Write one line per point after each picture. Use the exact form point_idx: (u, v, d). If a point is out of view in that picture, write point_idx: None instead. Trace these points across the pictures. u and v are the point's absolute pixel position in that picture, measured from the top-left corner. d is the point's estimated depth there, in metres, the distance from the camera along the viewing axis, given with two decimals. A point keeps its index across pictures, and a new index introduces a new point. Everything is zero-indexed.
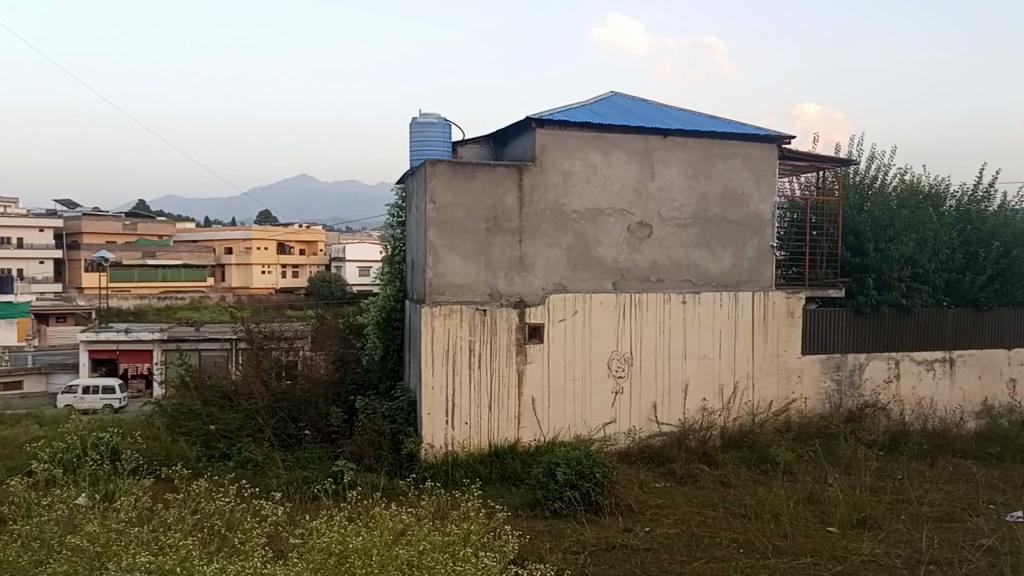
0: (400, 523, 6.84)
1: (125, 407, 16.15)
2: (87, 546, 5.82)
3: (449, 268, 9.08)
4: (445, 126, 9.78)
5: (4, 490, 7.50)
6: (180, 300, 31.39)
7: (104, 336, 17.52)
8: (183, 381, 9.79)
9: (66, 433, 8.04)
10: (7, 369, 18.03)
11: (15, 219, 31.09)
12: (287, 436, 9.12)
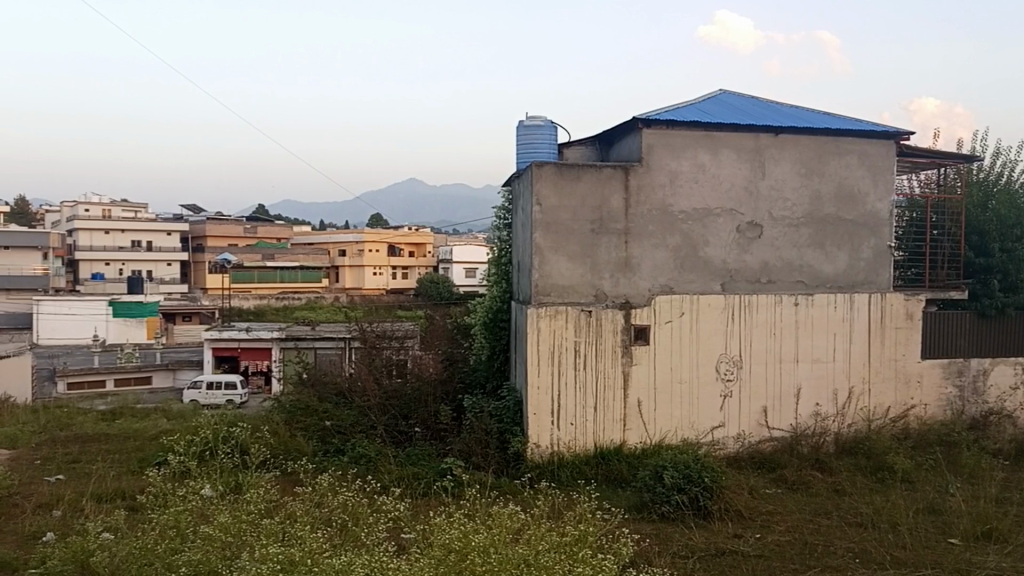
0: (517, 521, 6.63)
1: (246, 402, 16.77)
2: (220, 536, 5.96)
3: (555, 269, 9.10)
4: (550, 129, 9.83)
5: (141, 480, 7.88)
6: (299, 300, 32.49)
7: (227, 335, 18.30)
8: (300, 378, 10.17)
9: (199, 427, 8.32)
10: (139, 366, 19.07)
11: (147, 224, 32.95)
12: (398, 433, 9.32)
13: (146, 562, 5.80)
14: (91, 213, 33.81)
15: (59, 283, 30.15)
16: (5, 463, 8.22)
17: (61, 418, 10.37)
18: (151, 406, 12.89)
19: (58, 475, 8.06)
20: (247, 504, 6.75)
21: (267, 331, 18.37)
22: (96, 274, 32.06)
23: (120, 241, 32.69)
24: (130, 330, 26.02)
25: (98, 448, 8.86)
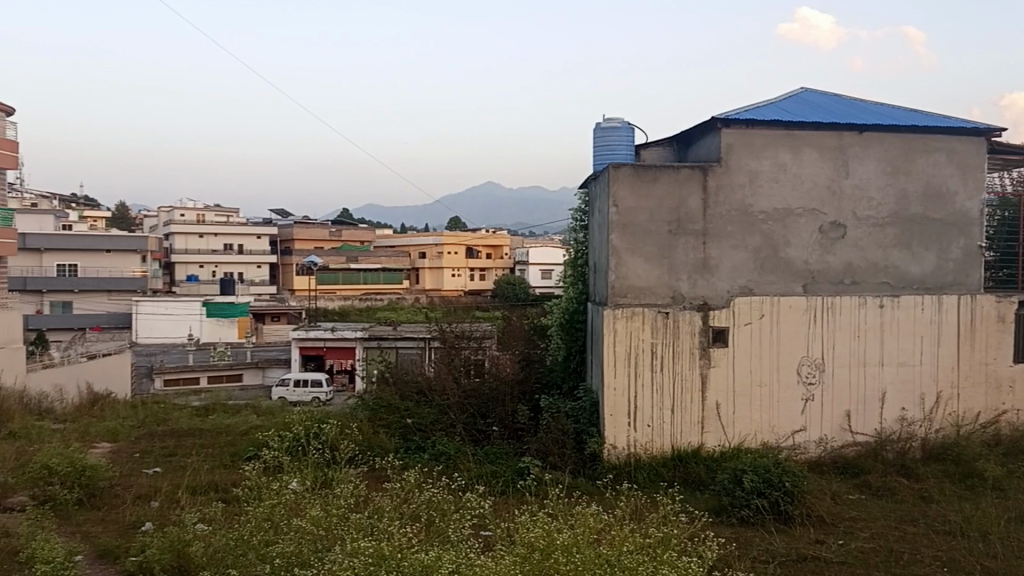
0: (599, 524, 6.13)
1: (332, 400, 17.15)
2: (313, 529, 5.84)
3: (632, 271, 9.08)
4: (628, 129, 9.84)
5: (236, 474, 8.12)
6: (382, 301, 33.36)
7: (313, 335, 18.77)
8: (382, 376, 10.42)
9: (290, 424, 8.57)
10: (231, 363, 19.82)
11: (240, 228, 34.09)
12: (477, 432, 9.47)
13: (240, 552, 5.74)
14: (185, 217, 35.43)
15: (161, 283, 30.94)
16: (109, 455, 8.63)
17: (159, 413, 10.85)
18: (241, 402, 13.29)
19: (156, 467, 8.38)
20: (337, 499, 6.63)
21: (351, 331, 18.80)
22: (190, 275, 33.15)
23: (213, 245, 33.89)
24: (222, 330, 26.91)
25: (192, 442, 9.21)
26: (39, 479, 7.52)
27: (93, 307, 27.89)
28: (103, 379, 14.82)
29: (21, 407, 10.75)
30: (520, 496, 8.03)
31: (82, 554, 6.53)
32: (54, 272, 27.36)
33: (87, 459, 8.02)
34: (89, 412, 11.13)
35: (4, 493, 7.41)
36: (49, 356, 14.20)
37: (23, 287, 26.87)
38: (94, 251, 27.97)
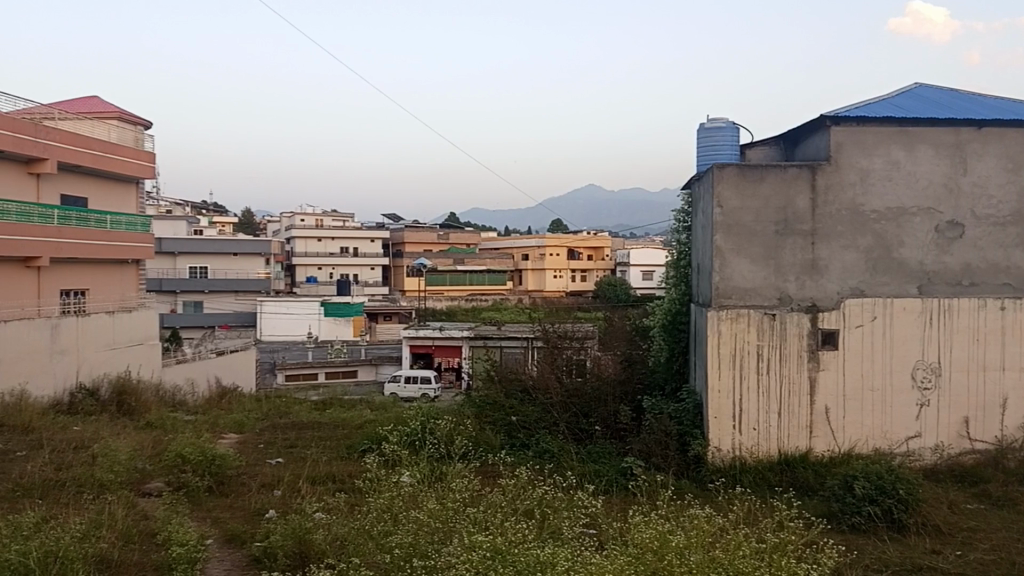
0: (709, 527, 5.98)
1: (440, 396, 17.63)
2: (428, 521, 5.57)
3: (737, 272, 9.01)
4: (732, 129, 9.79)
5: (357, 464, 8.46)
6: (487, 302, 34.12)
7: (422, 334, 19.65)
8: (488, 374, 10.70)
9: (406, 419, 8.90)
10: (347, 361, 20.84)
11: (356, 232, 35.45)
12: (580, 431, 9.60)
13: (361, 541, 5.51)
14: (305, 222, 37.13)
15: (280, 284, 32.77)
16: (237, 446, 9.15)
17: (281, 406, 11.47)
18: (355, 397, 13.86)
19: (278, 457, 8.74)
20: (452, 492, 6.73)
21: (458, 330, 19.47)
22: (309, 277, 34.65)
23: (329, 248, 35.32)
24: (339, 329, 28.19)
25: (311, 435, 9.66)
26: (173, 467, 7.73)
27: (222, 306, 29.26)
28: (231, 374, 15.92)
29: (158, 399, 11.62)
30: (623, 496, 8.16)
31: (211, 538, 6.52)
32: (185, 274, 28.89)
33: (218, 449, 8.42)
34: (218, 405, 11.92)
35: (143, 479, 7.70)
36: (182, 352, 15.11)
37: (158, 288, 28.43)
38: (223, 254, 29.44)
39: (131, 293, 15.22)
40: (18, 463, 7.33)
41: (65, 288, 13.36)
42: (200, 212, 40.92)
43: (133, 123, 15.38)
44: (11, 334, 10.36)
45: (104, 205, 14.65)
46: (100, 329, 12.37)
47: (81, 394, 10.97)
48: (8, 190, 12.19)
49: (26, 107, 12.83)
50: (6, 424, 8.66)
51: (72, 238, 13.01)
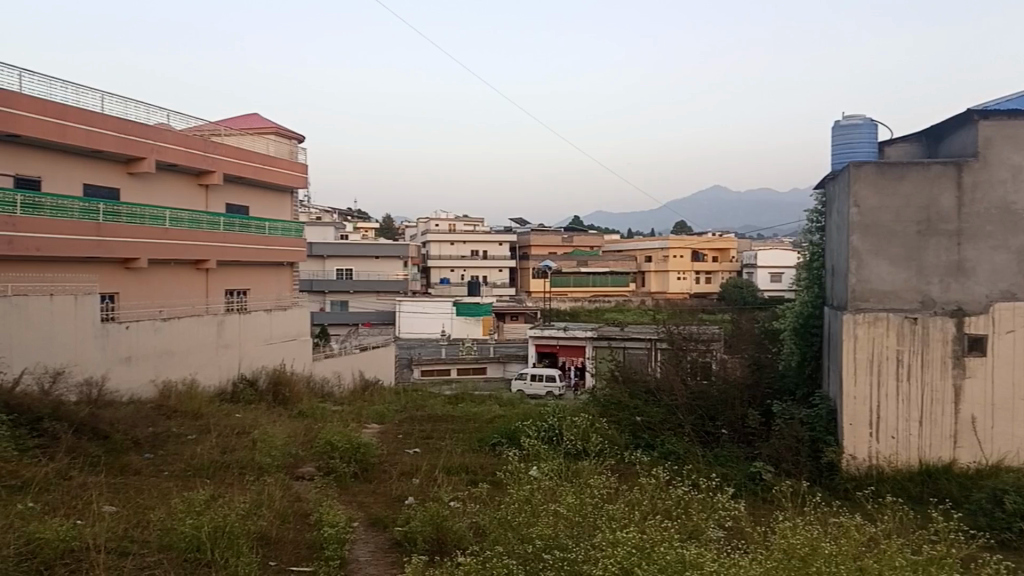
0: (860, 535, 5.66)
1: (564, 395, 17.94)
2: (570, 516, 5.36)
3: (875, 274, 8.73)
4: (870, 127, 9.50)
5: (493, 457, 8.79)
6: (611, 303, 34.13)
7: (547, 334, 20.05)
8: (612, 374, 10.84)
9: (539, 418, 9.22)
10: (476, 357, 21.53)
11: (484, 236, 36.47)
12: (706, 434, 9.55)
13: (501, 532, 5.52)
14: (438, 227, 38.60)
15: (416, 286, 34.14)
16: (378, 435, 9.72)
17: (417, 400, 12.07)
18: (485, 394, 14.34)
19: (415, 448, 9.21)
20: (593, 490, 6.50)
21: (581, 331, 19.75)
22: (443, 278, 35.83)
23: (462, 250, 36.48)
24: (469, 329, 28.96)
25: (446, 428, 10.12)
26: (323, 453, 8.29)
27: (362, 306, 30.73)
28: (373, 367, 16.81)
29: (308, 390, 12.54)
30: (753, 501, 8.09)
31: (357, 521, 6.68)
32: (333, 275, 30.81)
33: (362, 438, 8.98)
34: (360, 397, 12.70)
35: (297, 463, 8.15)
36: (329, 348, 16.16)
37: (309, 288, 30.40)
38: (362, 257, 31.18)
39: (285, 293, 16.41)
40: (191, 445, 8.07)
41: (230, 288, 14.57)
42: (343, 217, 43.34)
43: (288, 137, 16.54)
44: (184, 329, 11.41)
45: (264, 213, 15.83)
46: (259, 325, 13.39)
47: (243, 384, 11.96)
48: (180, 200, 13.41)
49: (197, 125, 14.05)
50: (180, 409, 9.58)
51: (236, 243, 14.11)
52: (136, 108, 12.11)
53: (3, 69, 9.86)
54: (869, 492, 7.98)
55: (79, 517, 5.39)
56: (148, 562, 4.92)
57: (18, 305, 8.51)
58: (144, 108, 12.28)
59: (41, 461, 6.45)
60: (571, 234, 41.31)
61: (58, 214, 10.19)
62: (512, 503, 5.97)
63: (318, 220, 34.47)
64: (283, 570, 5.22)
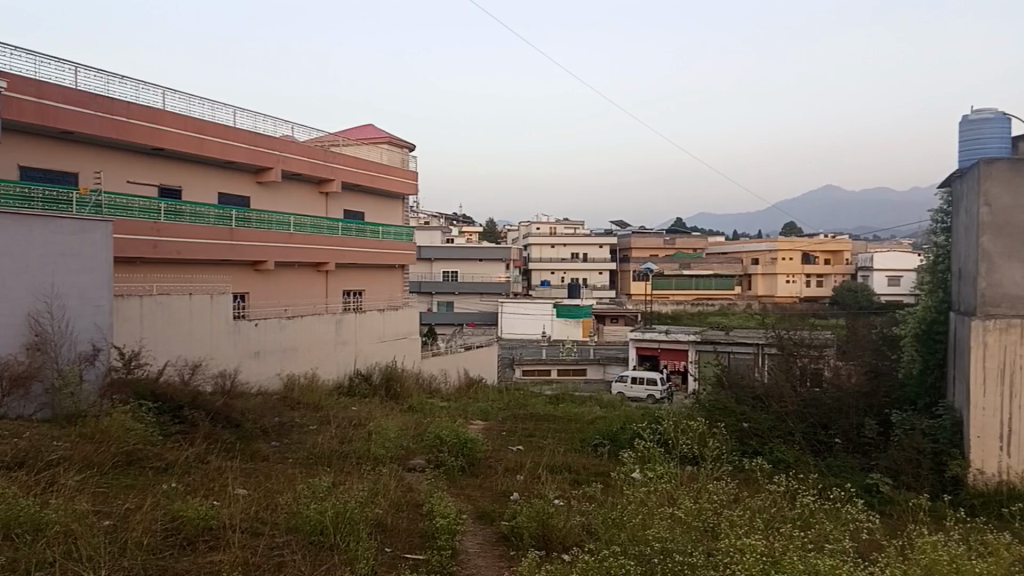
0: (988, 545, 5.42)
1: (665, 398, 17.82)
2: (691, 521, 4.76)
3: (1009, 277, 8.31)
4: (1001, 121, 9.09)
5: (600, 456, 8.92)
6: (714, 307, 33.50)
7: (649, 336, 19.95)
8: (718, 379, 10.79)
9: (657, 422, 9.19)
10: (576, 359, 21.62)
11: (585, 238, 36.53)
12: (818, 443, 9.40)
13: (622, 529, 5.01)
14: (540, 231, 38.97)
15: (518, 287, 34.59)
16: (483, 432, 10.00)
17: (520, 399, 12.32)
18: (586, 395, 14.44)
19: (518, 445, 9.42)
20: (710, 497, 5.48)
21: (684, 334, 19.55)
22: (544, 280, 36.11)
23: (563, 253, 36.65)
24: (569, 330, 28.89)
25: (548, 427, 10.29)
26: (433, 446, 8.64)
27: (466, 306, 31.38)
28: (477, 366, 17.22)
29: (417, 386, 13.02)
30: (878, 508, 7.77)
31: (466, 513, 6.95)
32: (440, 277, 31.93)
33: (469, 433, 9.27)
34: (465, 394, 13.07)
35: (408, 455, 8.53)
36: (437, 346, 16.67)
37: (417, 289, 31.44)
38: (466, 259, 31.86)
39: (396, 294, 17.05)
40: (312, 435, 8.59)
41: (347, 288, 15.28)
42: (449, 221, 44.38)
43: (400, 146, 17.16)
44: (306, 326, 12.07)
45: (377, 218, 16.49)
46: (373, 323, 13.99)
47: (358, 378, 12.54)
48: (302, 207, 14.18)
49: (319, 136, 14.86)
50: (302, 401, 10.18)
51: (353, 246, 14.77)
52: (264, 121, 12.97)
53: (148, 88, 10.76)
54: (1009, 510, 7.49)
55: (216, 498, 5.87)
56: (278, 542, 5.23)
57: (162, 303, 9.26)
58: (271, 121, 13.13)
59: (182, 446, 7.05)
60: (674, 237, 40.76)
61: (196, 220, 10.98)
62: (626, 506, 5.46)
63: (424, 224, 35.51)
64: (399, 557, 5.50)
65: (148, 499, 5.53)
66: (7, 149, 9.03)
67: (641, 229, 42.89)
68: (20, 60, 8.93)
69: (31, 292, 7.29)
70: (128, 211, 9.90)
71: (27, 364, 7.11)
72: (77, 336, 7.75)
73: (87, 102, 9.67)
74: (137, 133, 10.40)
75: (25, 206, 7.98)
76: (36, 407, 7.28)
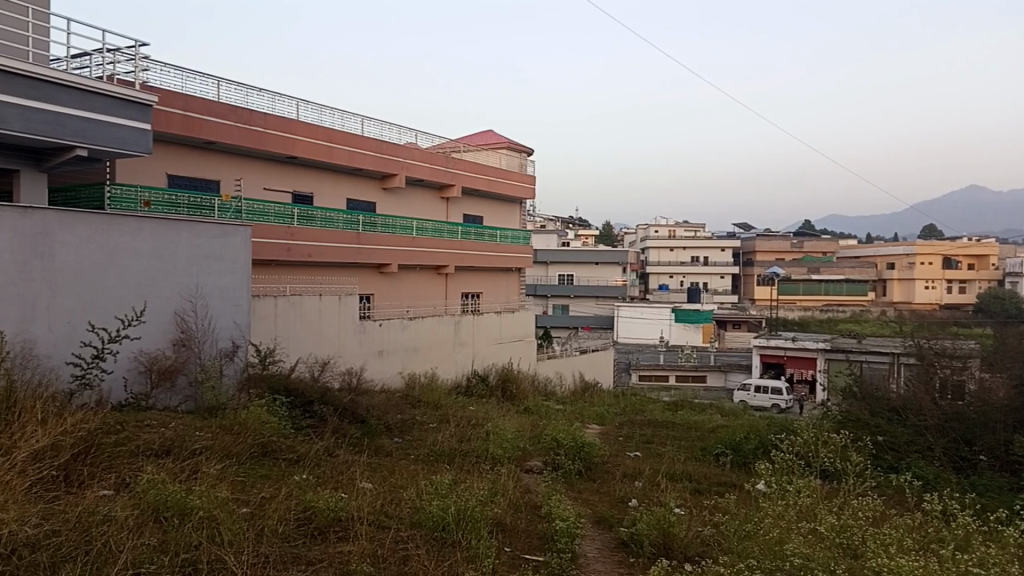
0: None
1: (791, 408, 17.19)
2: (829, 534, 4.52)
3: None
4: None
5: (725, 464, 8.68)
6: (845, 313, 31.89)
7: (774, 343, 19.32)
8: (850, 390, 10.34)
9: (792, 431, 8.96)
10: (697, 365, 21.17)
11: (704, 241, 35.68)
12: (960, 460, 8.78)
13: (752, 541, 4.86)
14: (658, 233, 38.38)
15: (635, 291, 34.23)
16: (600, 436, 9.95)
17: (637, 404, 12.15)
18: (705, 403, 14.08)
19: (636, 451, 9.29)
20: (849, 510, 5.25)
21: (812, 342, 18.76)
22: (661, 285, 35.58)
23: (682, 257, 35.95)
24: (689, 335, 28.45)
25: (667, 434, 10.10)
26: (550, 448, 8.66)
27: (582, 310, 31.30)
28: (593, 370, 17.18)
29: (533, 389, 13.10)
30: None
31: (583, 517, 6.89)
32: (556, 281, 31.99)
33: (586, 437, 9.22)
34: (581, 398, 13.01)
35: (525, 456, 8.56)
36: (552, 349, 16.64)
37: (534, 293, 31.68)
38: (583, 262, 31.76)
39: (512, 297, 17.19)
40: (432, 433, 8.80)
41: (465, 290, 15.54)
42: (565, 225, 44.50)
43: (518, 151, 17.36)
44: (428, 327, 12.40)
45: (495, 222, 16.72)
46: (490, 325, 14.15)
47: (476, 379, 12.75)
48: (424, 211, 14.54)
49: (441, 142, 15.23)
50: (423, 400, 10.45)
51: (471, 249, 15.01)
52: (390, 129, 13.43)
53: (284, 100, 11.35)
54: None
55: (344, 491, 6.09)
56: (403, 536, 5.33)
57: (294, 303, 9.70)
58: (396, 129, 13.57)
59: (312, 439, 7.37)
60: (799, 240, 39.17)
61: (326, 225, 11.47)
62: (763, 518, 5.22)
63: (541, 228, 35.76)
64: (519, 557, 5.51)
65: (282, 489, 5.80)
66: (157, 159, 9.70)
67: (762, 233, 41.53)
68: (169, 75, 9.60)
69: (178, 292, 7.82)
70: (265, 216, 10.46)
71: (174, 358, 7.61)
72: (218, 333, 8.24)
73: (229, 114, 10.29)
74: (273, 142, 10.96)
75: (174, 212, 8.63)
76: (181, 399, 7.80)
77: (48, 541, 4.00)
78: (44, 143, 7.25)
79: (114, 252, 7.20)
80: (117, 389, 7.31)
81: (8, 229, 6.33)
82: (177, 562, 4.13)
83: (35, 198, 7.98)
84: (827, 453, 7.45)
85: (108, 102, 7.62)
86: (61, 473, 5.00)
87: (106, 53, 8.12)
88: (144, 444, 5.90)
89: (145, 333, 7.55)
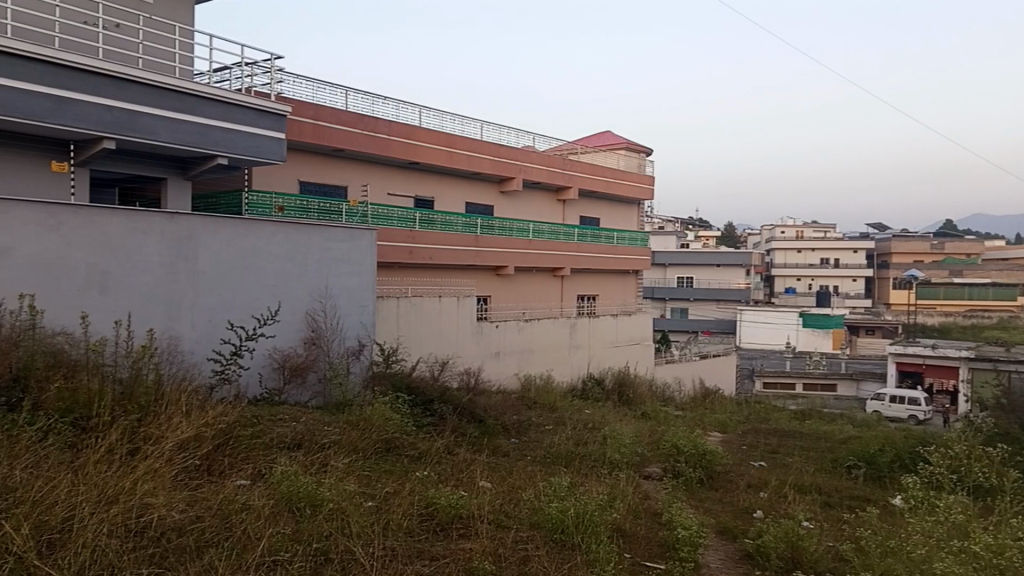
0: None
1: (931, 420, 16.14)
2: (980, 555, 4.16)
3: None
4: None
5: (858, 477, 8.20)
6: (991, 320, 29.60)
7: (911, 351, 18.20)
8: (998, 402, 9.56)
9: (933, 444, 8.38)
10: (826, 372, 20.20)
11: (833, 242, 34.05)
12: None
13: (890, 560, 4.55)
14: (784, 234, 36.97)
15: (758, 295, 33.10)
16: (723, 444, 9.66)
17: (761, 413, 11.72)
18: (836, 412, 13.40)
19: (761, 460, 8.96)
20: (1002, 531, 4.83)
21: (955, 350, 17.53)
22: (787, 288, 34.30)
23: (810, 258, 34.46)
24: (816, 341, 27.27)
25: (794, 444, 9.68)
26: (670, 455, 8.47)
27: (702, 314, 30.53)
28: (714, 376, 16.73)
29: (651, 393, 12.88)
30: None
31: (706, 527, 6.68)
32: (675, 283, 31.38)
33: (707, 445, 8.96)
34: (702, 404, 12.68)
35: (643, 462, 8.41)
36: (671, 353, 16.36)
37: (651, 296, 31.23)
38: (703, 264, 30.98)
39: (629, 300, 16.98)
40: (549, 434, 8.80)
41: (582, 293, 15.49)
42: (686, 226, 43.60)
43: (636, 151, 17.17)
44: (544, 329, 12.43)
45: (612, 224, 16.59)
46: (606, 328, 14.03)
47: (591, 383, 12.68)
48: (541, 213, 14.60)
49: (558, 145, 15.25)
50: (539, 401, 10.47)
51: (587, 252, 14.94)
52: (508, 133, 13.56)
53: (407, 107, 11.68)
54: None
55: (465, 489, 6.17)
56: (523, 536, 5.34)
57: (415, 304, 9.95)
58: (515, 133, 13.69)
59: (433, 437, 7.53)
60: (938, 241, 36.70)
61: (446, 228, 11.71)
62: (908, 535, 4.89)
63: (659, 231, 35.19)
64: (639, 564, 5.41)
65: (405, 485, 5.94)
66: (290, 166, 10.20)
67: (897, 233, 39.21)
68: (301, 86, 10.08)
69: (308, 293, 8.17)
70: (389, 220, 10.78)
71: (305, 356, 7.96)
72: (345, 332, 8.54)
73: (356, 122, 10.68)
74: (396, 148, 11.30)
75: (305, 216, 9.04)
76: (311, 395, 8.14)
77: (193, 526, 4.25)
78: (189, 153, 7.76)
79: (251, 255, 7.60)
80: (253, 385, 7.72)
81: (156, 234, 6.81)
82: (311, 551, 4.31)
83: (182, 204, 8.56)
84: (980, 468, 6.89)
85: (245, 113, 8.06)
86: (204, 462, 5.31)
87: (244, 67, 8.61)
88: (278, 437, 6.20)
89: (279, 332, 7.93)
